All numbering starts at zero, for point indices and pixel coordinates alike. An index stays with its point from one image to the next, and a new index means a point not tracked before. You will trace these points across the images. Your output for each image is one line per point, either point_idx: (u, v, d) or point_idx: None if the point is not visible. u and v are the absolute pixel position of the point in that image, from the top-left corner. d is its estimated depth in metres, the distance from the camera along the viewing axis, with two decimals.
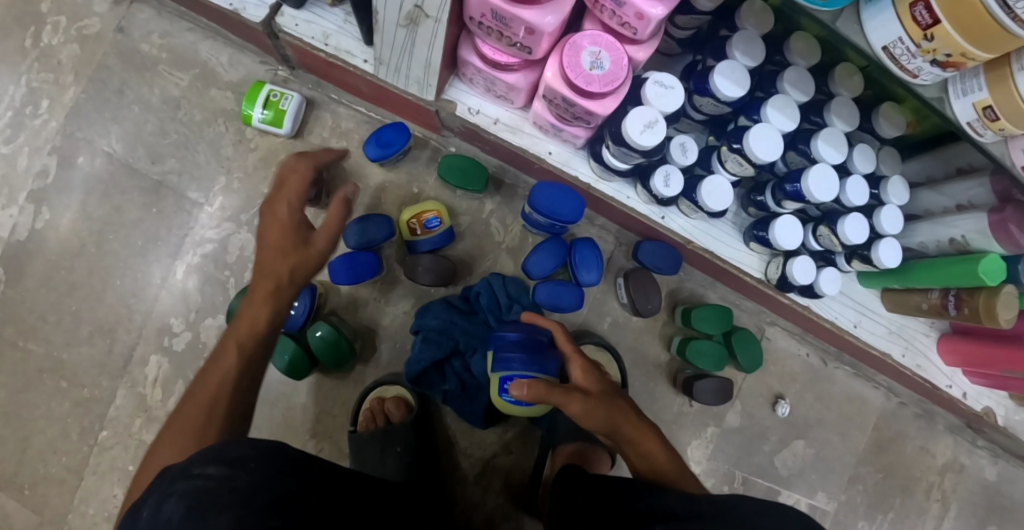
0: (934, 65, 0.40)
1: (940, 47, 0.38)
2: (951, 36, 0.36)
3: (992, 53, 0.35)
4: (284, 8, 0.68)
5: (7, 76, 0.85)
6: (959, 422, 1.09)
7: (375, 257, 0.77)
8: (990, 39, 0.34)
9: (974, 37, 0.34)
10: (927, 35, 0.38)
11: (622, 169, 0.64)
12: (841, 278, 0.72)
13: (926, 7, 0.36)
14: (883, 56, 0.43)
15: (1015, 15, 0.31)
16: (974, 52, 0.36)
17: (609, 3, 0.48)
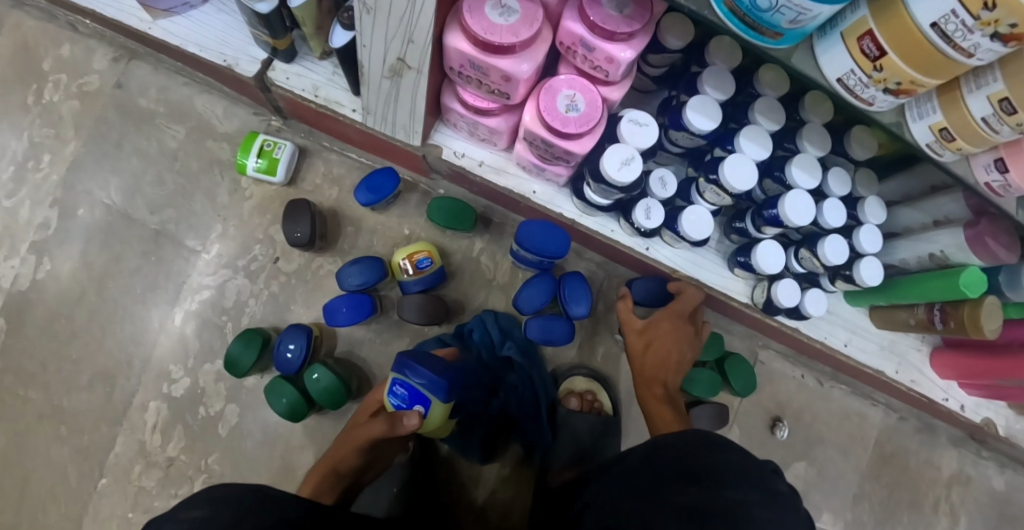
0: (887, 93, 0.43)
1: (891, 76, 0.40)
2: (899, 66, 0.39)
3: (940, 78, 0.39)
4: (276, 62, 0.72)
5: (9, 132, 0.88)
6: (962, 435, 1.09)
7: (369, 298, 0.78)
8: (936, 67, 0.37)
9: (920, 65, 0.37)
10: (876, 66, 0.40)
11: (604, 204, 0.66)
12: (826, 298, 0.74)
13: (872, 40, 0.39)
14: (835, 89, 0.45)
15: (955, 43, 0.34)
16: (922, 78, 0.39)
17: (580, 49, 0.52)
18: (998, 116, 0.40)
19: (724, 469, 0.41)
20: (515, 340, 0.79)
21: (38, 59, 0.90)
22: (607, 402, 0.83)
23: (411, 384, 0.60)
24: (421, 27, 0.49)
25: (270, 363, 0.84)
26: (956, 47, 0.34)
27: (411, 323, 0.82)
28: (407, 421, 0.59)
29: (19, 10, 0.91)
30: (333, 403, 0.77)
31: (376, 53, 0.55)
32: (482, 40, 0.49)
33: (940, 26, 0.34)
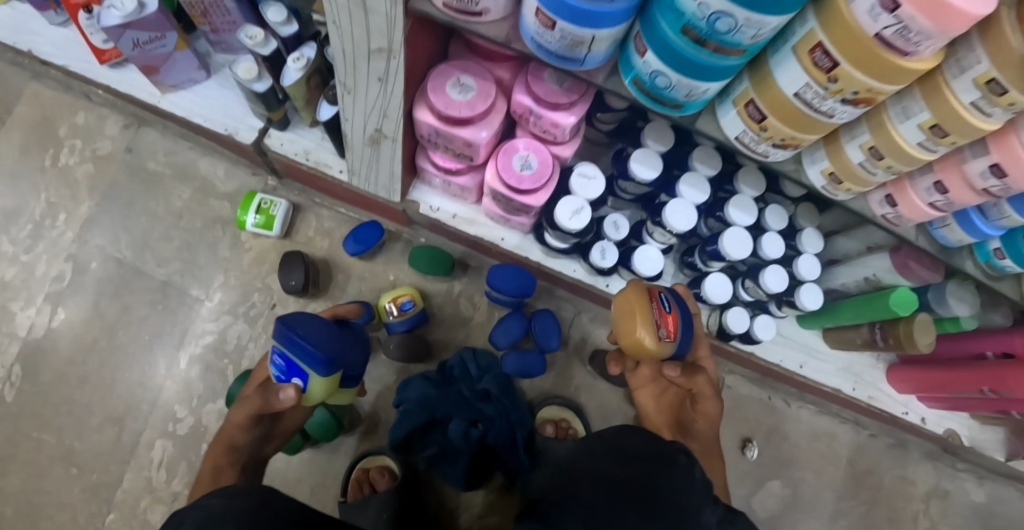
0: (776, 147, 0.52)
1: (773, 135, 0.50)
2: (778, 126, 0.48)
3: (815, 135, 0.48)
4: (271, 131, 0.84)
5: (28, 194, 0.97)
6: (934, 449, 1.14)
7: (358, 340, 0.85)
8: (804, 126, 0.47)
9: (795, 125, 0.47)
10: (762, 127, 0.50)
11: (563, 247, 0.76)
12: (775, 323, 0.81)
13: (755, 107, 0.48)
14: (734, 143, 0.55)
15: (817, 109, 0.44)
16: (801, 134, 0.48)
17: (530, 117, 0.61)
18: (869, 161, 0.50)
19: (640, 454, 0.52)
20: (494, 374, 0.84)
21: (56, 128, 1.00)
22: (580, 429, 0.89)
23: (285, 354, 0.63)
24: (394, 105, 0.59)
25: None
26: (818, 110, 0.44)
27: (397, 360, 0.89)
28: (281, 394, 0.63)
29: (40, 85, 1.01)
30: (326, 435, 0.84)
31: (357, 126, 0.64)
32: (445, 115, 0.59)
33: (802, 96, 0.44)
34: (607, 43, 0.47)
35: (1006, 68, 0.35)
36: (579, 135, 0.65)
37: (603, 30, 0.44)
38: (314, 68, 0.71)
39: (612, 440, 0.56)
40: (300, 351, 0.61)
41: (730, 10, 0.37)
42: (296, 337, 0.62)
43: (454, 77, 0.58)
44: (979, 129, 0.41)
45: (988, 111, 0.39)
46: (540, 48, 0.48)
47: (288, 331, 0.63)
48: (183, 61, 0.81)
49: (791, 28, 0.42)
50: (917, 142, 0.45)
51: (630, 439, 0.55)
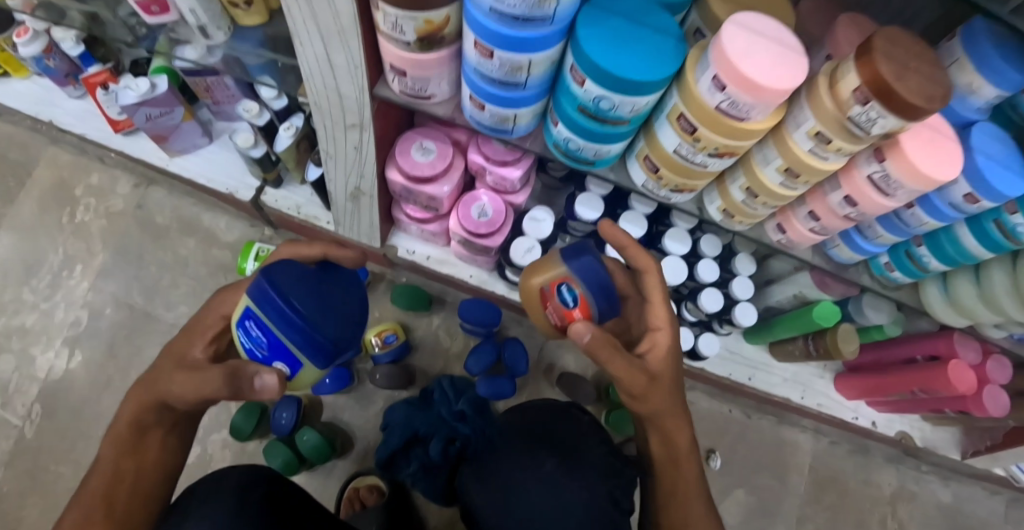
0: (673, 193, 0.63)
1: (668, 183, 0.61)
2: (670, 176, 0.59)
3: (699, 182, 0.59)
4: (267, 189, 0.97)
5: (47, 247, 1.08)
6: (894, 452, 1.22)
7: (346, 370, 0.95)
8: (689, 175, 0.58)
9: (681, 174, 0.58)
10: (658, 177, 0.61)
11: (522, 281, 0.86)
12: (718, 340, 0.90)
13: (650, 161, 0.60)
14: (639, 189, 0.66)
15: (693, 161, 0.55)
16: (688, 181, 0.59)
17: (484, 174, 0.75)
18: (749, 200, 0.61)
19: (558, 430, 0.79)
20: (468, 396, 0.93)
21: (73, 188, 1.12)
22: None
23: (271, 332, 0.44)
24: (369, 166, 0.74)
25: (268, 430, 0.99)
26: (694, 162, 0.55)
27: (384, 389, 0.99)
28: (257, 380, 0.47)
29: (58, 151, 1.14)
30: (319, 456, 0.92)
31: (340, 183, 0.79)
32: (411, 174, 0.73)
33: (679, 151, 0.55)
34: (529, 117, 0.60)
35: (829, 120, 0.48)
36: (531, 186, 0.80)
37: (522, 107, 0.58)
38: (301, 134, 0.87)
39: (540, 419, 0.82)
40: (291, 337, 0.43)
41: (605, 95, 0.50)
42: (285, 325, 0.42)
43: (419, 143, 0.73)
44: (822, 171, 0.53)
45: (823, 155, 0.51)
46: (476, 122, 0.62)
47: (268, 305, 0.42)
48: (189, 130, 0.94)
49: (665, 103, 0.54)
50: (779, 182, 0.56)
51: (551, 420, 0.81)
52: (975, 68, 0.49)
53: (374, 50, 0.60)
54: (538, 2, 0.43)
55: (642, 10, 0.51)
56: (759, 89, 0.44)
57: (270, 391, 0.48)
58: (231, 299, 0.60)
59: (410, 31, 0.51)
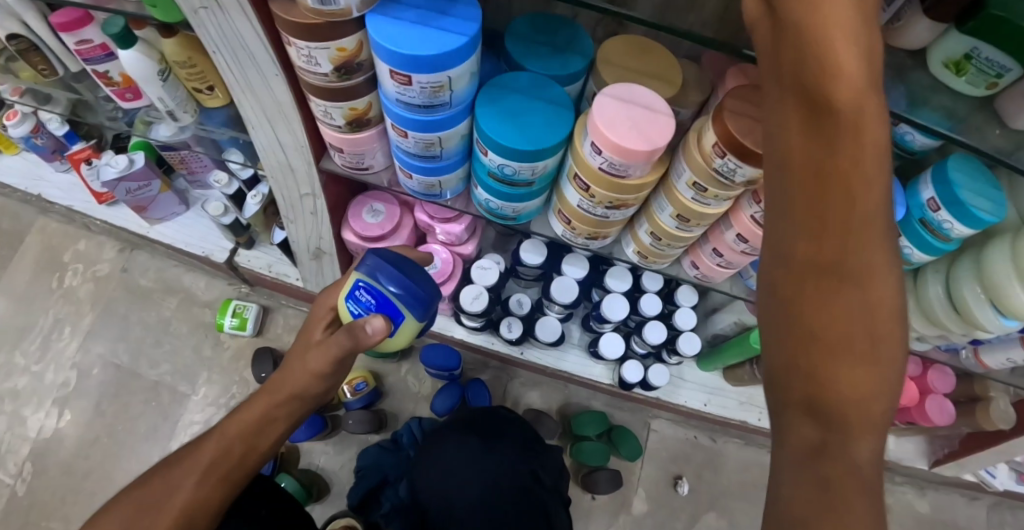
0: (588, 240, 0.69)
1: (582, 232, 0.67)
2: (580, 225, 0.65)
3: (607, 229, 0.65)
4: (240, 251, 1.05)
5: (38, 312, 1.15)
6: None
7: (320, 417, 1.00)
8: (595, 224, 0.64)
9: (589, 223, 0.64)
10: (571, 227, 0.67)
11: (477, 324, 0.93)
12: (667, 371, 0.95)
13: (562, 214, 0.66)
14: (562, 238, 0.72)
15: (594, 211, 0.61)
16: (597, 229, 0.65)
17: (430, 231, 0.84)
18: (655, 242, 0.66)
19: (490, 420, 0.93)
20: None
21: (61, 255, 1.19)
22: None
23: (379, 291, 0.57)
24: (326, 230, 0.82)
25: None
26: (597, 214, 0.62)
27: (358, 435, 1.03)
28: (365, 328, 0.57)
29: (46, 220, 1.22)
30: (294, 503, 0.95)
31: (302, 245, 0.87)
32: (364, 235, 0.82)
33: (581, 203, 0.61)
34: (454, 182, 0.68)
35: (702, 173, 0.52)
36: (479, 236, 0.87)
37: (444, 174, 0.66)
38: (267, 200, 0.95)
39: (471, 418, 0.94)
40: (403, 284, 0.57)
41: (506, 162, 0.58)
42: (397, 274, 0.58)
43: (369, 207, 0.82)
44: (708, 214, 0.57)
45: (704, 201, 0.55)
46: (409, 190, 0.70)
47: (383, 262, 0.58)
48: (166, 199, 1.03)
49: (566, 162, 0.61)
50: (675, 226, 0.61)
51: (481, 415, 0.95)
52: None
53: (317, 132, 0.69)
54: (432, 92, 0.53)
55: (535, 85, 0.58)
56: (628, 152, 0.50)
57: (378, 336, 0.58)
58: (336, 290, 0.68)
59: (338, 117, 0.61)
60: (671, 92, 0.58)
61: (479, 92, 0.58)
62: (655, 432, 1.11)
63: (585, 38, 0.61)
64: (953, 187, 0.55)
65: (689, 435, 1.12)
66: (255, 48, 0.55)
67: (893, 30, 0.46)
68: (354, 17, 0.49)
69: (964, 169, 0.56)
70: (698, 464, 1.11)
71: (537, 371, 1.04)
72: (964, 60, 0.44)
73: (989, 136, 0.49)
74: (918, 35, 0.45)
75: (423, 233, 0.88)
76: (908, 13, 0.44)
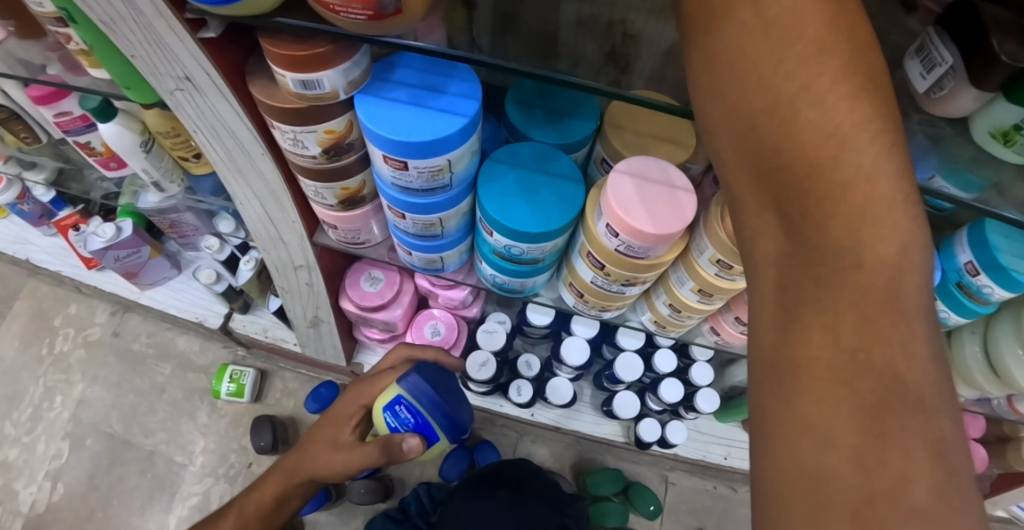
0: (602, 311, 0.65)
1: (595, 304, 0.63)
2: (594, 299, 0.61)
3: (622, 301, 0.61)
4: (234, 315, 1.01)
5: (28, 380, 1.10)
6: None
7: (324, 490, 0.95)
8: (608, 298, 0.60)
9: (601, 297, 0.60)
10: (584, 299, 0.63)
11: (485, 389, 0.89)
12: (685, 426, 0.91)
13: (574, 288, 0.62)
14: (572, 307, 0.68)
15: (608, 287, 0.57)
16: (611, 302, 0.61)
17: (433, 298, 0.81)
18: (674, 313, 0.61)
19: (505, 472, 0.90)
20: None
21: (51, 319, 1.15)
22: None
23: (423, 415, 0.57)
24: (322, 300, 0.78)
25: None
26: (611, 290, 0.57)
27: (363, 506, 0.98)
28: (400, 445, 0.58)
29: (37, 282, 1.18)
30: None
31: (298, 315, 0.83)
32: (363, 304, 0.78)
33: (596, 280, 0.57)
34: (456, 256, 0.64)
35: (725, 251, 0.48)
36: (483, 299, 0.85)
37: (446, 250, 0.62)
38: (261, 265, 0.91)
39: (484, 473, 0.90)
40: (440, 412, 0.57)
41: (513, 243, 0.54)
42: (438, 402, 0.57)
43: (366, 274, 0.78)
44: (732, 288, 0.53)
45: (729, 277, 0.51)
46: (409, 265, 0.66)
47: (426, 389, 0.57)
48: (157, 264, 0.99)
49: (576, 236, 0.57)
50: (696, 299, 0.56)
51: (493, 468, 0.91)
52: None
53: (308, 205, 0.65)
54: (430, 176, 0.49)
55: (539, 157, 0.54)
56: (649, 236, 0.46)
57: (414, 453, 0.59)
58: (368, 390, 0.67)
59: (330, 198, 0.57)
60: (683, 156, 0.54)
61: (481, 167, 0.54)
62: (673, 485, 1.06)
63: (590, 99, 0.56)
64: (992, 251, 0.48)
65: (707, 487, 1.07)
66: (237, 129, 0.52)
67: (931, 100, 0.40)
68: (341, 99, 0.46)
69: (1003, 229, 0.49)
70: (719, 518, 1.05)
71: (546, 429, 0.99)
72: (1013, 130, 0.38)
73: None
74: (963, 105, 0.38)
75: (423, 296, 0.85)
76: (951, 82, 0.38)
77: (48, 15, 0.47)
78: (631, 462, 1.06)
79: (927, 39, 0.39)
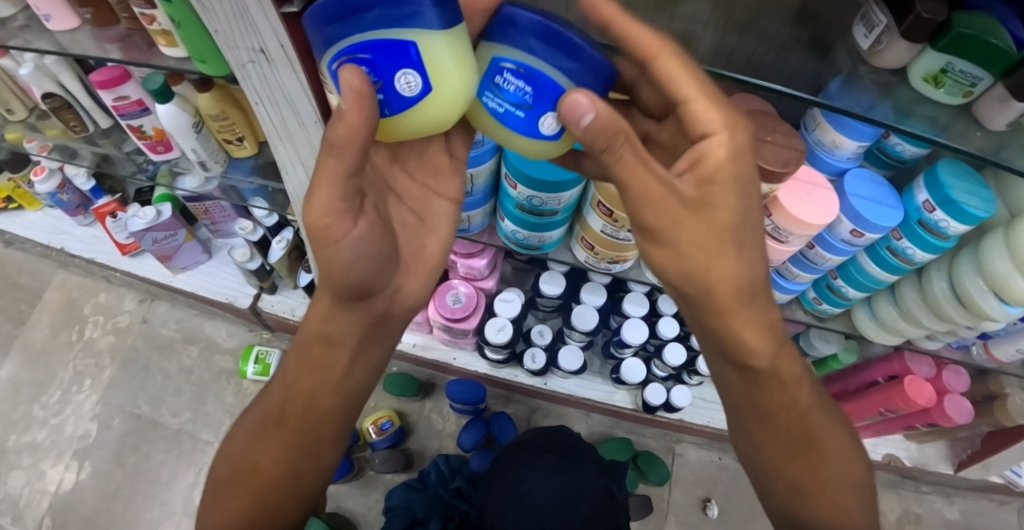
0: (611, 264, 0.73)
1: (605, 257, 0.71)
2: (605, 250, 0.69)
3: (630, 252, 0.69)
4: (263, 296, 1.08)
5: (58, 365, 1.15)
6: (894, 477, 1.25)
7: (346, 459, 1.00)
8: (619, 248, 0.68)
9: (611, 248, 0.68)
10: (595, 252, 0.70)
11: (501, 358, 0.95)
12: (689, 391, 0.96)
13: (587, 242, 0.70)
14: (584, 263, 0.75)
15: (620, 236, 0.65)
16: (622, 253, 0.69)
17: (454, 267, 0.87)
18: None
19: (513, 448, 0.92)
20: (464, 474, 0.98)
21: (81, 308, 1.20)
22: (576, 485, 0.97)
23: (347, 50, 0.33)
24: None
25: None
26: (619, 238, 0.65)
27: (384, 476, 1.02)
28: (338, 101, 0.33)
29: (66, 273, 1.24)
30: None
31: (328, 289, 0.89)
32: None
33: (607, 229, 0.65)
34: (480, 217, 0.72)
35: None
36: (499, 271, 0.91)
37: (472, 210, 0.69)
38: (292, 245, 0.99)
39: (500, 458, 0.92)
40: (377, 20, 0.31)
41: (533, 194, 0.62)
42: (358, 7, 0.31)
43: None
44: None
45: None
46: None
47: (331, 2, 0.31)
48: (190, 248, 1.05)
49: (587, 192, 0.65)
50: None
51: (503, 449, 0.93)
52: (834, 129, 0.56)
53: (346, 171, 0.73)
54: None
55: None
56: None
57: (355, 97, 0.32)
58: None
59: None
60: None
61: None
62: (680, 456, 1.11)
63: None
64: (944, 189, 0.57)
65: (714, 458, 1.12)
66: (296, 97, 0.60)
67: (875, 53, 0.49)
68: None
69: (952, 172, 0.58)
70: (725, 487, 1.10)
71: (560, 401, 1.05)
72: (940, 73, 0.47)
73: (972, 137, 0.52)
74: (898, 55, 0.48)
75: (444, 269, 0.91)
76: (887, 37, 0.47)
77: None
78: (639, 434, 1.11)
79: (867, 5, 0.48)
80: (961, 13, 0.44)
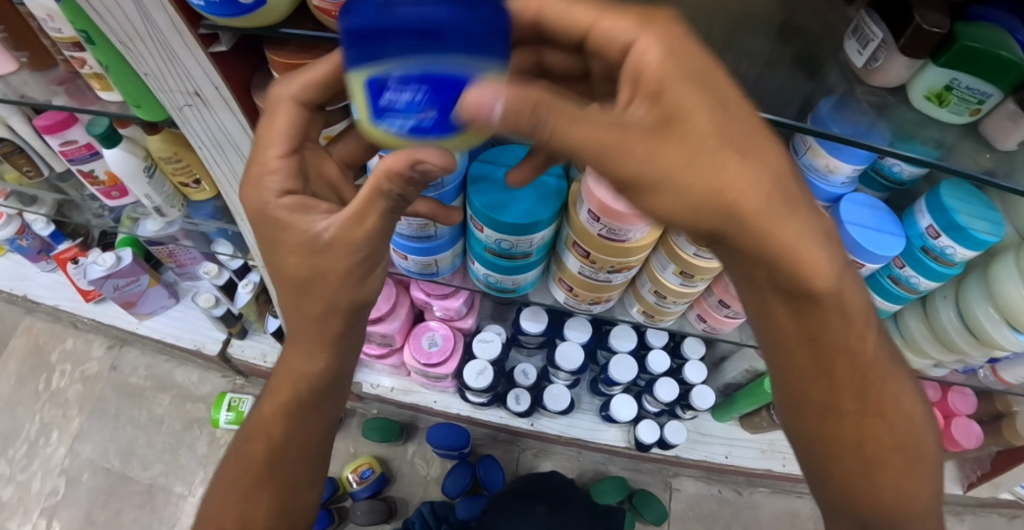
0: (592, 304, 0.68)
1: (586, 297, 0.66)
2: (586, 292, 0.65)
3: (612, 291, 0.64)
4: (233, 341, 1.04)
5: (23, 417, 1.09)
6: None
7: (326, 511, 0.94)
8: (599, 289, 0.63)
9: (592, 289, 0.64)
10: (574, 293, 0.66)
11: (483, 400, 0.91)
12: (683, 426, 0.91)
13: (564, 283, 0.66)
14: (564, 304, 0.71)
15: (603, 278, 0.61)
16: (604, 294, 0.65)
17: (429, 309, 0.82)
18: (660, 300, 0.64)
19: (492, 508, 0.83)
20: (450, 523, 0.91)
21: (47, 356, 1.15)
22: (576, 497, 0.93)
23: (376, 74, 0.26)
24: None
25: None
26: (599, 279, 0.61)
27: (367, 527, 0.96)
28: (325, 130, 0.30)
29: (32, 319, 1.18)
30: None
31: None
32: None
33: (585, 271, 0.60)
34: (449, 260, 0.67)
35: (697, 229, 0.51)
36: (478, 310, 0.86)
37: (440, 253, 0.65)
38: (259, 288, 0.96)
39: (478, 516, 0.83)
40: (424, 50, 0.25)
41: (502, 237, 0.57)
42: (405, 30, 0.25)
43: None
44: (712, 268, 0.56)
45: (708, 256, 0.54)
46: (404, 270, 0.69)
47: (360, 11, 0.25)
48: (155, 293, 1.01)
49: (562, 230, 0.61)
50: (679, 282, 0.59)
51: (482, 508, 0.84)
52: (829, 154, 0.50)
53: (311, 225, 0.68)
54: None
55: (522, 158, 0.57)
56: (627, 219, 0.49)
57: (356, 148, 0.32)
58: None
59: None
60: None
61: (468, 169, 0.57)
62: (677, 491, 1.06)
63: None
64: (950, 213, 0.52)
65: (713, 491, 1.06)
66: (240, 141, 0.56)
67: (871, 71, 0.44)
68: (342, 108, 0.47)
69: (956, 193, 0.53)
70: (727, 522, 1.04)
71: (548, 441, 1.00)
72: (944, 91, 0.42)
73: (981, 159, 0.47)
74: (897, 72, 0.43)
75: (419, 309, 0.87)
76: (884, 53, 0.41)
77: (66, 40, 0.51)
78: (633, 470, 1.06)
79: (858, 18, 0.43)
80: (965, 23, 0.39)
